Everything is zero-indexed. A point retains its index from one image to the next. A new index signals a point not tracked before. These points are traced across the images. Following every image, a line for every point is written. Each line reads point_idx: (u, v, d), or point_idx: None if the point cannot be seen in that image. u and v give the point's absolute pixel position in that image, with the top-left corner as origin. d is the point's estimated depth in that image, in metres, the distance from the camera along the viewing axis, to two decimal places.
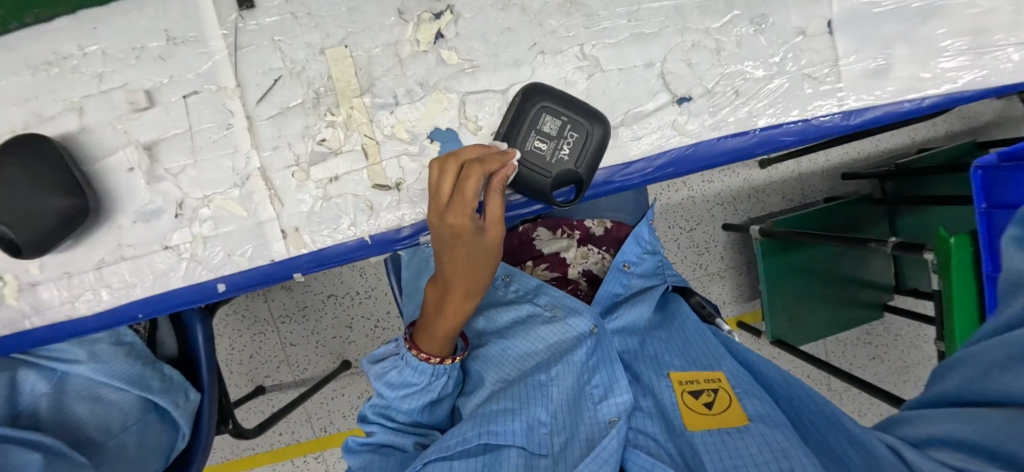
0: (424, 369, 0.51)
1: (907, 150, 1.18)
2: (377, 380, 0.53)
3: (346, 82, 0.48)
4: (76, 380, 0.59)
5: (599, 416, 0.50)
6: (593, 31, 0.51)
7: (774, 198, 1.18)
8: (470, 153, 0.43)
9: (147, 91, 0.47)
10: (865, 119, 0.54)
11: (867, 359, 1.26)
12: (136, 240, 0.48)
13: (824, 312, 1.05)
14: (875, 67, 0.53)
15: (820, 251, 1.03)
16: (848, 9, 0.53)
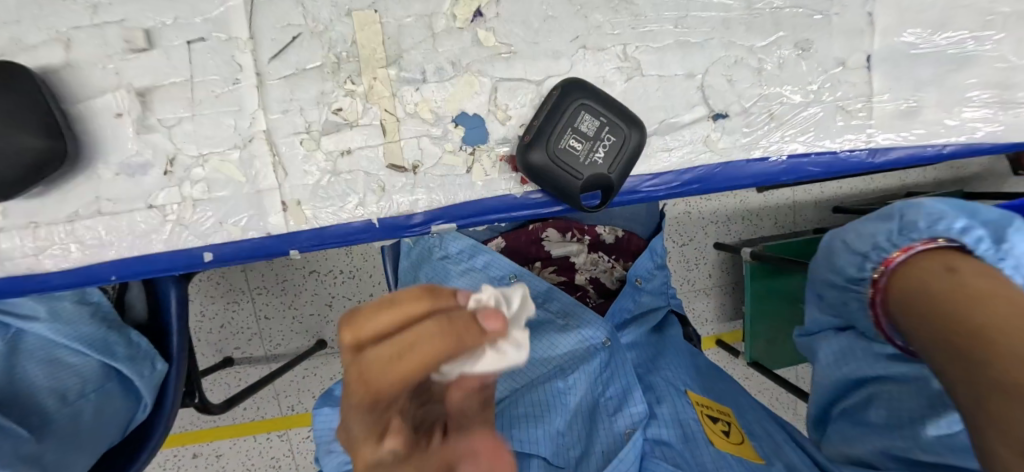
0: None
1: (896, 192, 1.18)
2: None
3: (372, 49, 0.44)
4: (33, 338, 0.54)
5: (615, 428, 0.52)
6: (639, 32, 0.48)
7: (766, 224, 1.16)
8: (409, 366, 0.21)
9: (146, 31, 0.42)
10: (890, 159, 0.53)
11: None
12: (117, 194, 0.44)
13: None
14: (905, 109, 0.52)
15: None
16: (889, 47, 0.51)
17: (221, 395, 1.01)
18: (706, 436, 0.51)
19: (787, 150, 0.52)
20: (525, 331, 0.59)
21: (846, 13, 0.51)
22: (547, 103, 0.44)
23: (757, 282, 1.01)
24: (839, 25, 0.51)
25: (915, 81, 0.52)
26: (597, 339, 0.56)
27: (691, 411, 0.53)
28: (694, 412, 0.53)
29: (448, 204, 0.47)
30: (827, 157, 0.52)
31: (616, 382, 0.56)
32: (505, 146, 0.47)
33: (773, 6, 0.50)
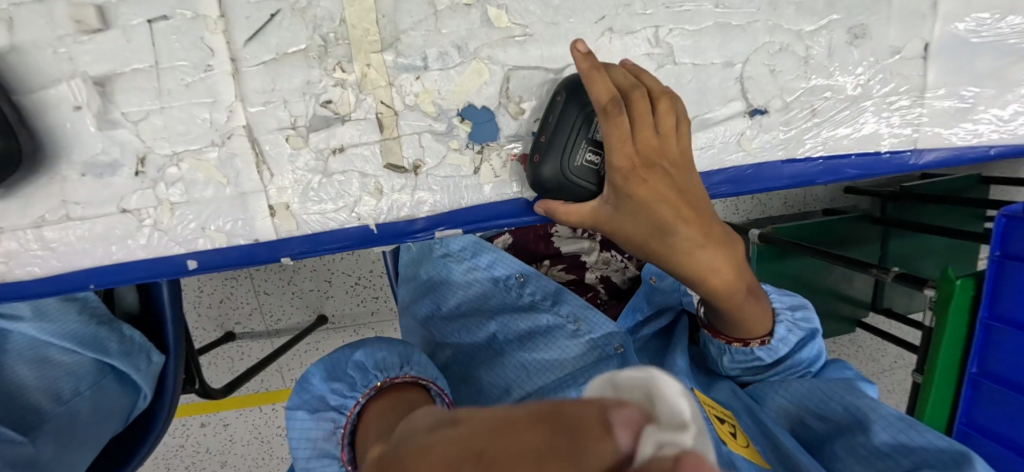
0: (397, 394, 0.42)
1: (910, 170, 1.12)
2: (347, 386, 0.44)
3: (364, 29, 0.38)
4: (19, 338, 0.51)
5: None
6: (673, 13, 0.41)
7: (775, 202, 1.10)
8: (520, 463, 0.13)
9: (99, 8, 0.36)
10: (929, 162, 0.49)
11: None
12: (86, 197, 0.39)
13: None
14: (958, 107, 0.48)
15: (810, 264, 1.01)
16: (953, 33, 0.46)
17: (223, 369, 1.01)
18: (718, 433, 0.44)
19: (831, 150, 0.47)
20: (533, 338, 0.57)
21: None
22: (552, 111, 0.38)
23: (762, 265, 0.98)
24: (898, 9, 0.45)
25: (975, 74, 0.47)
26: (609, 346, 0.54)
27: (698, 405, 0.48)
28: (704, 410, 0.47)
29: (452, 207, 0.43)
30: (869, 157, 0.48)
31: None
32: (517, 143, 0.42)
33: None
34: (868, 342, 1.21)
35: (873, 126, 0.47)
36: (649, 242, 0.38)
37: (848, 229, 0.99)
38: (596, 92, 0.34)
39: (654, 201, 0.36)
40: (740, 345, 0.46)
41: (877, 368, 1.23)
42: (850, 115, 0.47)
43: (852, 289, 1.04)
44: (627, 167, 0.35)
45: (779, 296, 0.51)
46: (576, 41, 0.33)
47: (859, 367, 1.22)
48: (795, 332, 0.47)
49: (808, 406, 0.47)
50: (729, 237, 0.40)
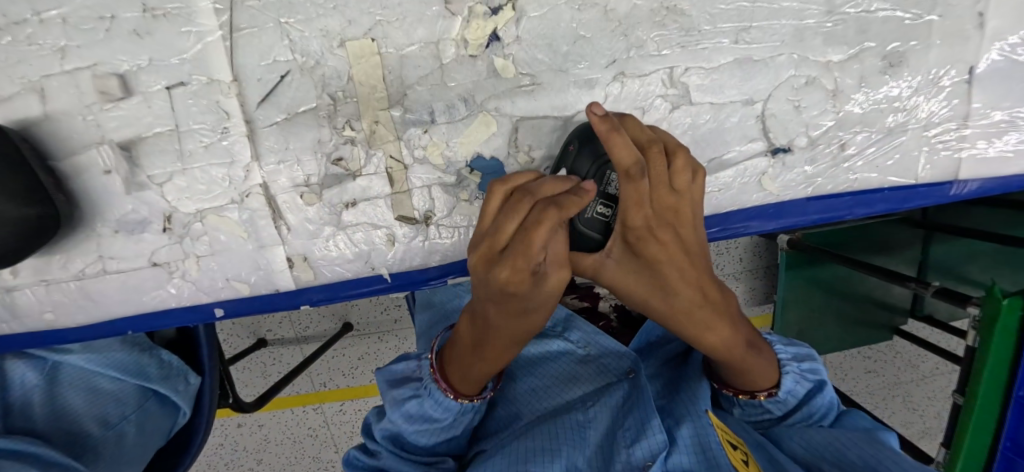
0: (449, 406, 0.43)
1: None
2: (394, 408, 0.44)
3: (371, 87, 0.38)
4: (71, 369, 0.55)
5: (631, 462, 0.46)
6: (690, 50, 0.39)
7: None
8: (548, 191, 0.33)
9: (121, 76, 0.37)
10: (969, 191, 0.45)
11: (862, 372, 1.17)
12: (120, 253, 0.42)
13: (835, 331, 0.99)
14: (1003, 136, 0.44)
15: (840, 270, 0.95)
16: (1011, 53, 0.41)
17: (257, 374, 1.07)
18: (729, 461, 0.42)
19: (860, 186, 0.45)
20: (543, 364, 0.58)
21: (950, 14, 0.40)
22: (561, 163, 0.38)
23: (790, 272, 0.94)
24: (940, 31, 0.40)
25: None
26: (620, 371, 0.54)
27: (710, 430, 0.46)
28: (717, 434, 0.46)
29: (462, 256, 0.44)
30: (903, 190, 0.45)
31: (635, 413, 0.50)
32: None
33: (860, 8, 0.40)
34: (905, 349, 1.16)
35: (914, 155, 0.44)
36: (648, 299, 0.37)
37: (883, 232, 0.92)
38: (618, 153, 0.32)
39: (665, 264, 0.35)
40: (746, 397, 0.47)
41: (915, 375, 1.18)
42: (886, 147, 0.44)
43: (889, 297, 0.97)
44: (635, 230, 0.34)
45: (784, 346, 0.50)
46: (592, 104, 0.31)
47: (895, 374, 1.17)
48: (802, 383, 0.47)
49: (822, 454, 0.43)
50: (728, 296, 0.39)
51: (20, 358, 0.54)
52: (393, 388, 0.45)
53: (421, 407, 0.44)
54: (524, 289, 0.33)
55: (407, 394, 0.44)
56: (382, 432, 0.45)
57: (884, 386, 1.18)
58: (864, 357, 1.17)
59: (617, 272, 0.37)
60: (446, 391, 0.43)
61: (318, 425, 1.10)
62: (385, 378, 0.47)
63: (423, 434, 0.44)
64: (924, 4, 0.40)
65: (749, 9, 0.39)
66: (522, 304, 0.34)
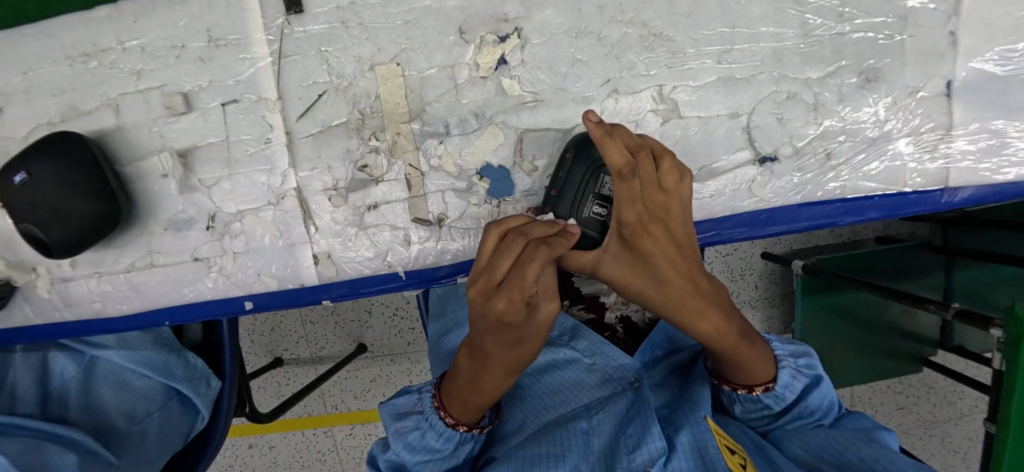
0: (450, 436, 0.45)
1: None
2: (398, 440, 0.45)
3: (395, 104, 0.44)
4: (105, 364, 0.59)
5: (632, 468, 0.46)
6: (676, 71, 0.44)
7: (827, 231, 1.06)
8: (537, 233, 0.36)
9: (185, 94, 0.44)
10: (962, 199, 0.47)
11: (894, 408, 1.13)
12: (166, 248, 0.47)
13: (857, 361, 0.97)
14: (992, 143, 0.46)
15: (864, 296, 0.95)
16: (981, 69, 0.45)
17: (273, 393, 1.09)
18: (725, 463, 0.43)
19: (849, 192, 0.47)
20: (550, 371, 0.59)
21: (914, 38, 0.45)
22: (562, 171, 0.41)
23: (807, 298, 0.95)
24: (906, 53, 0.45)
25: (1008, 107, 0.45)
26: (624, 380, 0.56)
27: (708, 436, 0.47)
28: (715, 439, 0.47)
29: (471, 256, 0.47)
30: (894, 197, 0.47)
31: (637, 420, 0.51)
32: (531, 198, 0.46)
33: (834, 31, 0.45)
34: (939, 383, 1.12)
35: (896, 166, 0.47)
36: (644, 291, 0.40)
37: (905, 258, 0.92)
38: (611, 157, 0.36)
39: (657, 257, 0.39)
40: (746, 392, 0.48)
41: (954, 412, 1.13)
42: (870, 156, 0.47)
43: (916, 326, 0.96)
44: (627, 225, 0.38)
45: (781, 344, 0.52)
46: (589, 112, 0.36)
47: (931, 411, 1.13)
48: (799, 378, 0.48)
49: (822, 456, 0.45)
50: (717, 290, 0.43)
51: (61, 351, 0.58)
52: (396, 420, 0.46)
53: (423, 438, 0.45)
54: (519, 319, 0.35)
55: (410, 426, 0.46)
56: (385, 466, 0.46)
57: (919, 424, 1.14)
58: (895, 392, 1.13)
59: (615, 267, 0.40)
60: (446, 419, 0.44)
61: (327, 449, 1.11)
62: (388, 410, 0.48)
63: (426, 465, 0.45)
64: (895, 26, 0.45)
65: (730, 35, 0.44)
66: (517, 335, 0.36)
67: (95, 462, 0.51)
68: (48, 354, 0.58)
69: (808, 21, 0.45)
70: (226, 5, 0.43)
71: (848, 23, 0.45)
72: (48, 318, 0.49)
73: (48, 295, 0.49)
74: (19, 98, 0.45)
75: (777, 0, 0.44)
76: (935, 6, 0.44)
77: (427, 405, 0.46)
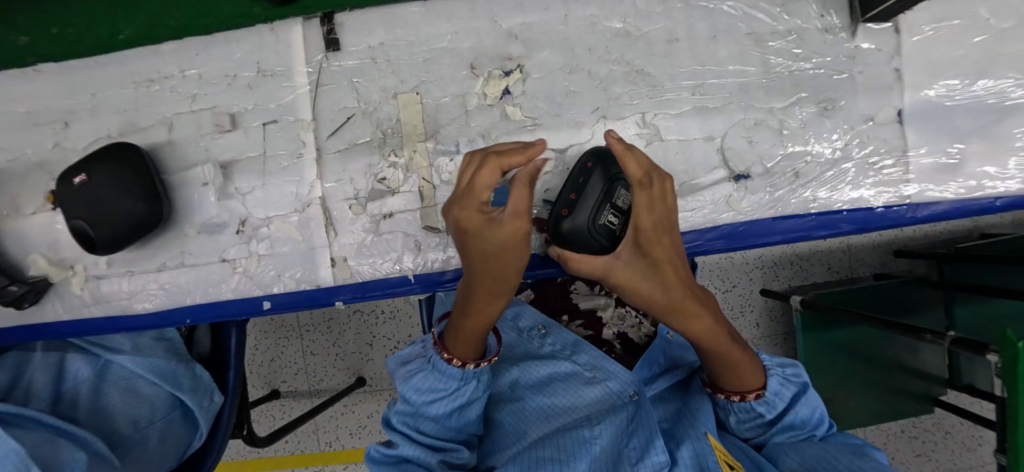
0: (452, 373, 0.45)
1: (968, 233, 1.10)
2: (404, 384, 0.47)
3: (413, 125, 0.50)
4: (117, 369, 0.61)
5: None
6: (656, 101, 0.52)
7: (819, 270, 1.10)
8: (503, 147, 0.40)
9: (232, 115, 0.51)
10: (934, 212, 0.51)
11: (912, 456, 1.09)
12: (197, 250, 0.52)
13: (865, 401, 0.96)
14: (947, 162, 0.52)
15: (868, 331, 0.95)
16: (922, 101, 0.52)
17: (267, 427, 1.08)
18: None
19: (819, 209, 0.53)
20: (551, 383, 0.60)
21: (858, 78, 0.53)
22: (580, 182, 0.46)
23: (808, 334, 0.96)
24: (852, 91, 0.53)
25: (953, 134, 0.52)
26: (624, 393, 0.57)
27: (709, 450, 0.49)
28: (715, 453, 0.48)
29: None
30: (861, 212, 0.52)
31: (640, 434, 0.53)
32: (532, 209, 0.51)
33: (791, 69, 0.53)
34: (955, 428, 1.09)
35: (857, 186, 0.53)
36: (651, 296, 0.43)
37: (902, 293, 0.96)
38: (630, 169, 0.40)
39: (665, 264, 0.43)
40: (739, 400, 0.50)
41: (975, 461, 1.09)
42: (834, 176, 0.53)
43: (918, 364, 0.97)
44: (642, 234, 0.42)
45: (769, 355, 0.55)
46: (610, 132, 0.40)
47: (950, 459, 1.09)
48: (788, 386, 0.50)
49: (815, 467, 0.44)
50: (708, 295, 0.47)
51: (78, 353, 0.61)
52: (402, 366, 0.48)
53: (428, 378, 0.46)
54: (478, 226, 0.38)
55: (415, 368, 0.47)
56: (398, 417, 0.47)
57: None
58: (910, 438, 1.09)
59: (628, 270, 0.43)
60: (444, 356, 0.45)
61: None
62: (394, 362, 0.49)
63: (435, 405, 0.46)
64: (841, 66, 0.53)
65: (701, 72, 0.52)
66: (482, 247, 0.39)
67: (102, 465, 0.52)
68: (65, 357, 0.60)
69: (768, 61, 0.53)
70: (276, 43, 0.51)
71: (803, 62, 0.53)
72: (77, 314, 0.53)
73: (80, 292, 0.53)
74: (85, 115, 0.53)
75: (739, 45, 0.52)
76: (876, 50, 0.52)
77: (430, 349, 0.48)
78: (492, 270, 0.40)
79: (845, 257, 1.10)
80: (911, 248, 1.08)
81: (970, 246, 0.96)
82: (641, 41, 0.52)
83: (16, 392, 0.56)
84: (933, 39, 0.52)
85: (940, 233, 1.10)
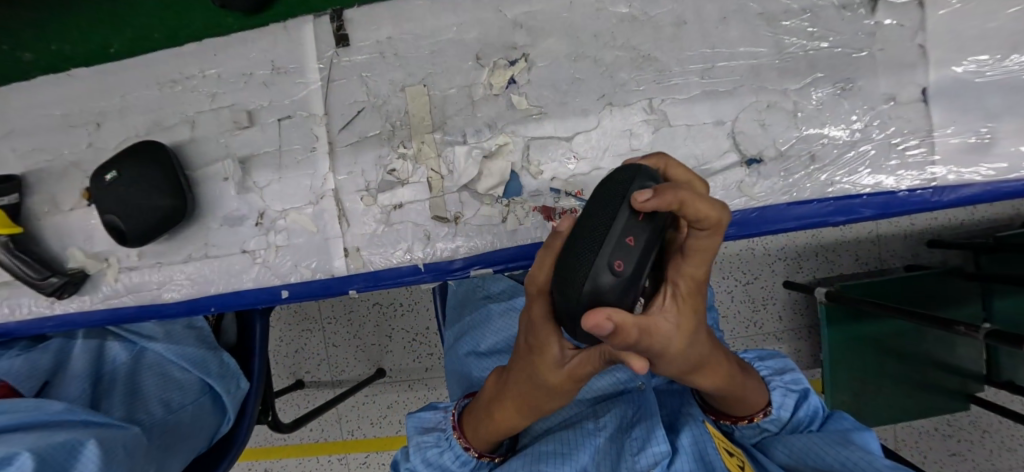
0: (466, 458, 0.49)
1: (1010, 221, 1.04)
2: (416, 452, 0.50)
3: (421, 118, 0.51)
4: (152, 356, 0.65)
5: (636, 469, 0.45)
6: (664, 86, 0.51)
7: (845, 261, 1.07)
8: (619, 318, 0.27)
9: (249, 112, 0.53)
10: (961, 196, 0.49)
11: (945, 454, 1.04)
12: (220, 241, 0.54)
13: (894, 396, 0.93)
14: (974, 142, 0.49)
15: (898, 325, 0.92)
16: (948, 77, 0.49)
17: (293, 415, 1.13)
18: (722, 461, 0.43)
19: (838, 193, 0.51)
20: None
21: (877, 55, 0.51)
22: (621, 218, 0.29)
23: (833, 328, 0.93)
24: (873, 68, 0.51)
25: (982, 112, 0.49)
26: (630, 381, 0.58)
27: (708, 437, 0.47)
28: (714, 441, 0.46)
29: (483, 250, 0.51)
30: (882, 196, 0.51)
31: (642, 424, 0.50)
32: (537, 198, 0.51)
33: (807, 49, 0.51)
34: (994, 427, 1.03)
35: (876, 168, 0.51)
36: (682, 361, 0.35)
37: (935, 285, 0.91)
38: (704, 216, 0.27)
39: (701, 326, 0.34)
40: (746, 422, 0.49)
41: (1015, 461, 1.04)
42: (851, 159, 0.51)
43: (953, 359, 0.92)
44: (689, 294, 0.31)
45: (767, 364, 0.54)
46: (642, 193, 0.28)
47: (988, 459, 1.04)
48: (790, 396, 0.50)
49: (802, 460, 0.43)
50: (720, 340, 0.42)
51: (117, 339, 0.64)
52: (420, 433, 0.51)
53: (441, 455, 0.49)
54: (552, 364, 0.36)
55: (430, 441, 0.50)
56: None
57: None
58: (944, 436, 1.05)
59: (674, 339, 0.32)
60: (469, 450, 0.48)
61: None
62: (414, 425, 0.53)
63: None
64: (859, 44, 0.51)
65: (711, 55, 0.51)
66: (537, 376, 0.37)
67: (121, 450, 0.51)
68: (104, 342, 0.64)
69: (782, 41, 0.51)
70: (289, 41, 0.53)
71: (819, 41, 0.51)
72: (111, 304, 0.56)
73: (114, 282, 0.56)
74: (115, 115, 0.56)
75: (750, 26, 0.51)
76: (898, 25, 0.50)
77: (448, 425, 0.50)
78: (533, 394, 0.39)
79: (874, 247, 1.06)
80: (944, 237, 1.04)
81: (1010, 235, 0.91)
82: (648, 26, 0.51)
83: (60, 375, 0.60)
84: (962, 12, 0.49)
85: (977, 222, 1.05)
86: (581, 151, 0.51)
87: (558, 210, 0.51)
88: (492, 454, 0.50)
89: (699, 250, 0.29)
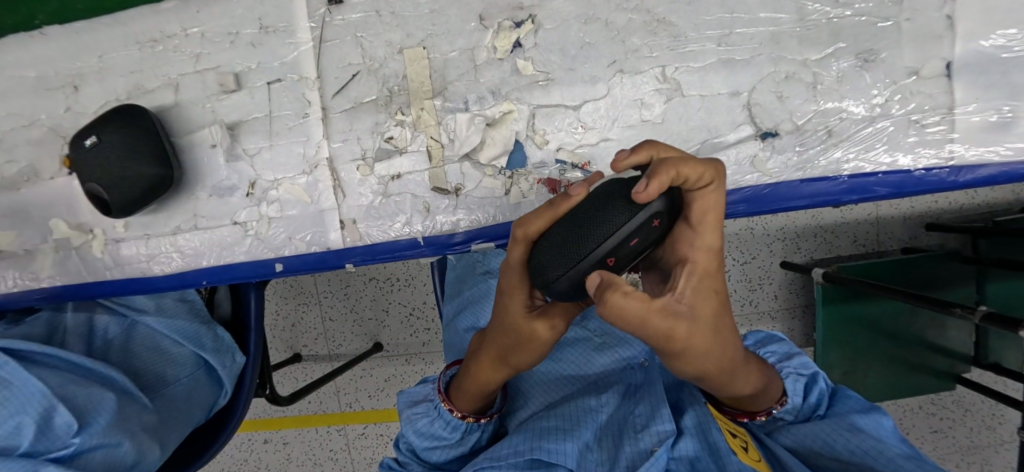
0: (457, 426, 0.48)
1: (1010, 204, 1.03)
2: (407, 426, 0.49)
3: (420, 83, 0.49)
4: (144, 330, 0.63)
5: (640, 446, 0.44)
6: (678, 53, 0.48)
7: (846, 240, 1.05)
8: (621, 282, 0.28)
9: (236, 75, 0.50)
10: (978, 177, 0.47)
11: (928, 432, 1.06)
12: (209, 212, 0.52)
13: (886, 374, 0.93)
14: (996, 121, 0.47)
15: (892, 305, 0.91)
16: (976, 51, 0.46)
17: (291, 387, 1.13)
18: (727, 445, 0.42)
19: (853, 172, 0.49)
20: (565, 348, 0.61)
21: (907, 22, 0.47)
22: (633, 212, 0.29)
23: (832, 307, 0.92)
24: (902, 35, 0.47)
25: (1010, 88, 0.47)
26: (635, 358, 0.58)
27: (712, 419, 0.46)
28: (717, 422, 0.45)
29: (484, 225, 0.50)
30: (898, 175, 0.48)
31: (647, 401, 0.49)
32: (541, 170, 0.49)
33: (831, 16, 0.48)
34: (978, 406, 1.05)
35: (892, 144, 0.49)
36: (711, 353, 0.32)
37: (932, 267, 0.90)
38: (698, 171, 0.30)
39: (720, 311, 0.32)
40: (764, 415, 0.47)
41: (994, 439, 1.06)
42: (870, 134, 0.49)
43: (942, 340, 0.92)
44: (707, 267, 0.31)
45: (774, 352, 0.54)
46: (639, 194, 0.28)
47: (969, 436, 1.06)
48: (801, 381, 0.49)
49: (807, 443, 0.43)
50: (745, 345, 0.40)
51: (106, 311, 0.62)
52: (410, 406, 0.51)
53: (431, 426, 0.49)
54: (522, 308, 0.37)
55: (421, 412, 0.50)
56: (403, 449, 0.51)
57: (957, 450, 1.06)
58: (929, 413, 1.07)
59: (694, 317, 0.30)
60: (452, 412, 0.47)
61: (340, 447, 1.13)
62: (405, 399, 0.52)
63: (435, 451, 0.49)
64: (889, 10, 0.48)
65: (728, 20, 0.48)
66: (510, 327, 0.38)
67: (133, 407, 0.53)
68: (93, 315, 0.62)
69: (805, 6, 0.48)
70: None
71: (844, 8, 0.48)
72: (98, 277, 0.54)
73: (101, 254, 0.54)
74: (94, 77, 0.52)
75: None
76: None
77: (436, 395, 0.50)
78: (505, 345, 0.39)
79: (875, 228, 1.05)
80: (945, 219, 1.03)
81: (1009, 219, 0.91)
82: None
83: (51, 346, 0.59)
84: None
85: (979, 204, 1.04)
86: (588, 120, 0.49)
87: (563, 183, 0.49)
88: (481, 416, 0.48)
89: (702, 210, 0.31)
